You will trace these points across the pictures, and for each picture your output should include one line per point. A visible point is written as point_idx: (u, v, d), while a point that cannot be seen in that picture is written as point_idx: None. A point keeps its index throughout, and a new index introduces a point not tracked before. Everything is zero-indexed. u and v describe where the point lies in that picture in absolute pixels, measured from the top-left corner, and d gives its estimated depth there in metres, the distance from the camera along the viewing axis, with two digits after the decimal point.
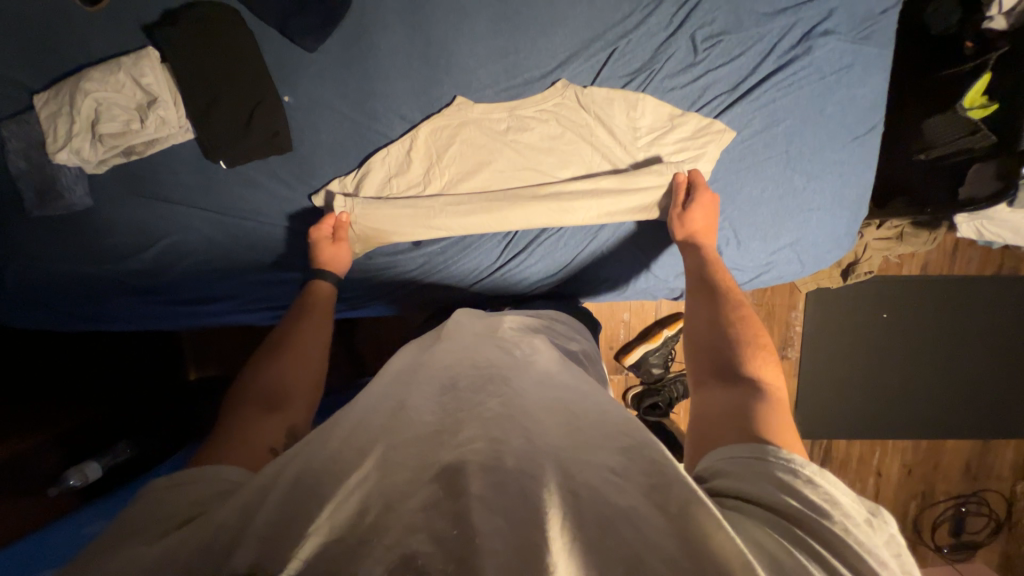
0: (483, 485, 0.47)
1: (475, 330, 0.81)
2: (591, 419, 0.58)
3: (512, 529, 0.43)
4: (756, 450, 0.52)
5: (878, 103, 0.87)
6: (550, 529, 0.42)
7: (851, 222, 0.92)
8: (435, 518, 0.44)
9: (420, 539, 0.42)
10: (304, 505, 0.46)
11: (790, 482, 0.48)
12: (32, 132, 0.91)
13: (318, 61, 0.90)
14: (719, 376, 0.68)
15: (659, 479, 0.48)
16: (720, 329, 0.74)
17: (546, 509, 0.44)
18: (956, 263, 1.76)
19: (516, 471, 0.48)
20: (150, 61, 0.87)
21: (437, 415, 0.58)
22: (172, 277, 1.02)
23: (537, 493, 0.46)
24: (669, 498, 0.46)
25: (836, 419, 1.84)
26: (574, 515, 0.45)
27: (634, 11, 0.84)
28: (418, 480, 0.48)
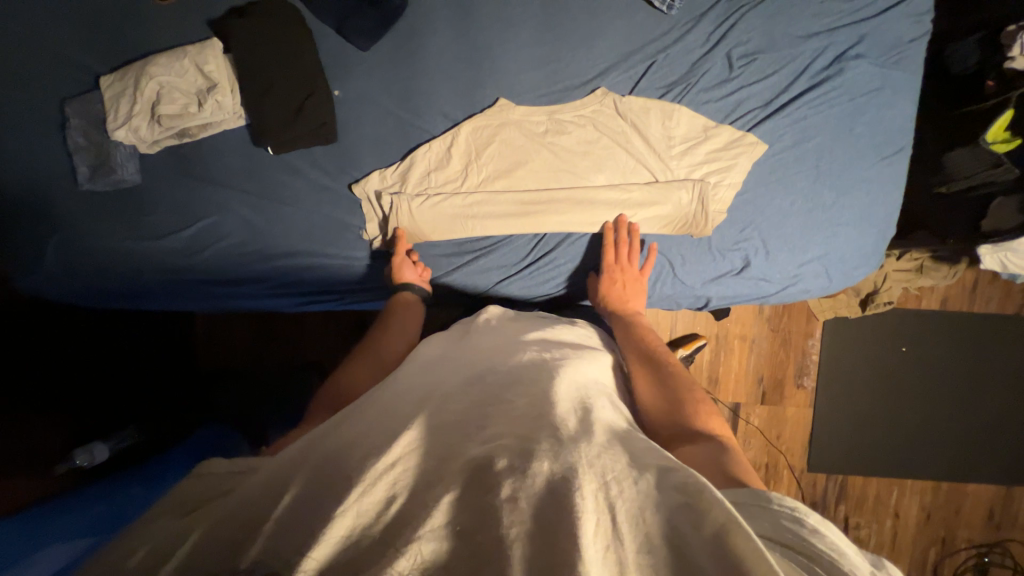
0: (515, 471, 0.47)
1: (499, 331, 0.80)
2: (615, 429, 0.58)
3: (546, 523, 0.42)
4: (761, 498, 0.49)
5: (906, 126, 0.90)
6: (584, 536, 0.40)
7: (878, 239, 0.93)
8: (463, 509, 0.44)
9: (451, 522, 0.43)
10: (335, 480, 0.46)
11: (801, 529, 0.45)
12: (95, 110, 0.96)
13: (371, 60, 0.95)
14: (678, 436, 0.65)
15: (694, 497, 0.44)
16: (663, 389, 0.73)
17: (579, 511, 0.42)
18: (977, 300, 1.75)
19: (549, 464, 0.47)
20: (214, 52, 0.94)
21: (467, 402, 0.58)
22: (204, 259, 1.04)
23: (569, 493, 0.44)
24: (703, 520, 0.42)
25: (852, 454, 1.79)
26: (607, 521, 0.43)
27: (673, 28, 0.89)
28: (443, 467, 0.48)
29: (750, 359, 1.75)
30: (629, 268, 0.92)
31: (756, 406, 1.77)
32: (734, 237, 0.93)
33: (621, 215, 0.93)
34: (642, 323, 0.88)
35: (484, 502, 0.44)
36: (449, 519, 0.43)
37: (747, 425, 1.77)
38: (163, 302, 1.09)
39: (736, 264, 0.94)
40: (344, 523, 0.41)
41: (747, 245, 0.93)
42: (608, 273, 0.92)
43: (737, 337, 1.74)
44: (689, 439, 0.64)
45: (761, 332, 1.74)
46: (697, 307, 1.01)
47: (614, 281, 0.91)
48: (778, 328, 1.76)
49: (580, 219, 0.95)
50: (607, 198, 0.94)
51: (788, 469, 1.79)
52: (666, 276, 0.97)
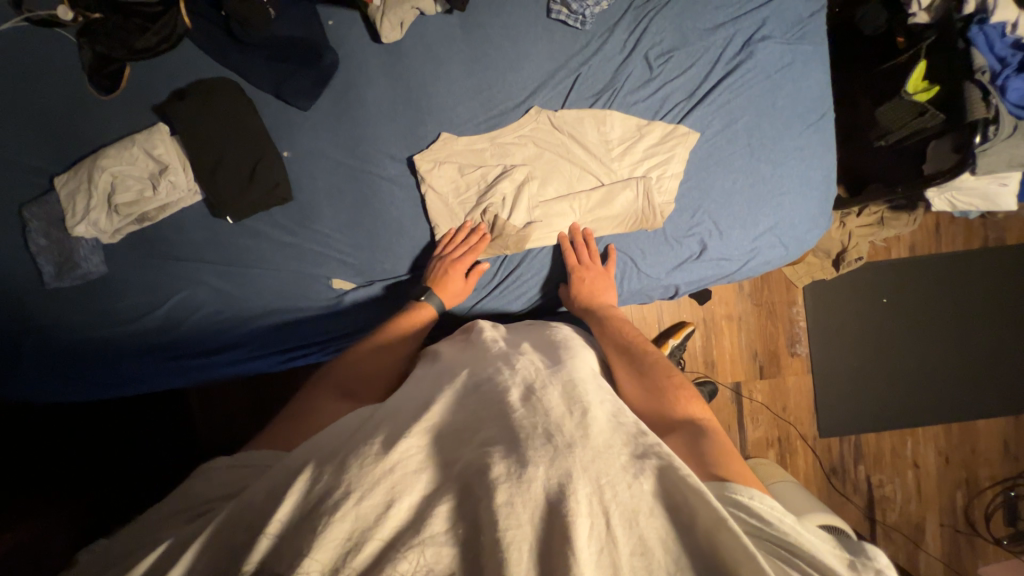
0: (511, 475, 0.47)
1: (471, 343, 0.79)
2: (618, 427, 0.57)
3: (539, 531, 0.44)
4: (731, 488, 0.54)
5: (824, 93, 0.96)
6: (576, 540, 0.42)
7: (822, 200, 0.97)
8: (460, 518, 0.46)
9: (451, 528, 0.45)
10: (323, 502, 0.45)
11: (771, 519, 0.50)
12: (54, 212, 0.99)
13: (312, 118, 0.99)
14: (662, 426, 0.67)
15: (685, 502, 0.48)
16: (644, 380, 0.74)
17: (573, 514, 0.44)
18: (943, 240, 1.80)
19: (544, 468, 0.48)
20: (162, 135, 0.97)
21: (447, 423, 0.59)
22: (184, 333, 1.05)
23: (561, 499, 0.45)
24: (697, 519, 0.47)
25: (858, 412, 1.80)
26: (599, 524, 0.45)
27: (590, 42, 0.95)
28: (439, 480, 0.49)
29: (741, 336, 1.77)
30: (593, 267, 0.94)
31: (756, 381, 1.78)
32: (687, 224, 0.96)
33: (574, 223, 0.96)
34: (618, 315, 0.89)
35: (478, 512, 0.46)
36: (449, 525, 0.45)
37: (752, 402, 1.77)
38: (141, 386, 1.06)
39: (694, 248, 0.97)
40: (346, 524, 0.44)
41: (700, 230, 0.96)
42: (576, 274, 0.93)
43: (723, 317, 1.76)
44: (673, 430, 0.66)
45: (745, 308, 1.76)
46: (669, 297, 1.04)
47: (583, 280, 0.92)
48: (762, 301, 1.78)
49: (539, 233, 0.98)
50: (560, 208, 0.97)
51: (800, 439, 1.79)
52: (631, 272, 0.99)
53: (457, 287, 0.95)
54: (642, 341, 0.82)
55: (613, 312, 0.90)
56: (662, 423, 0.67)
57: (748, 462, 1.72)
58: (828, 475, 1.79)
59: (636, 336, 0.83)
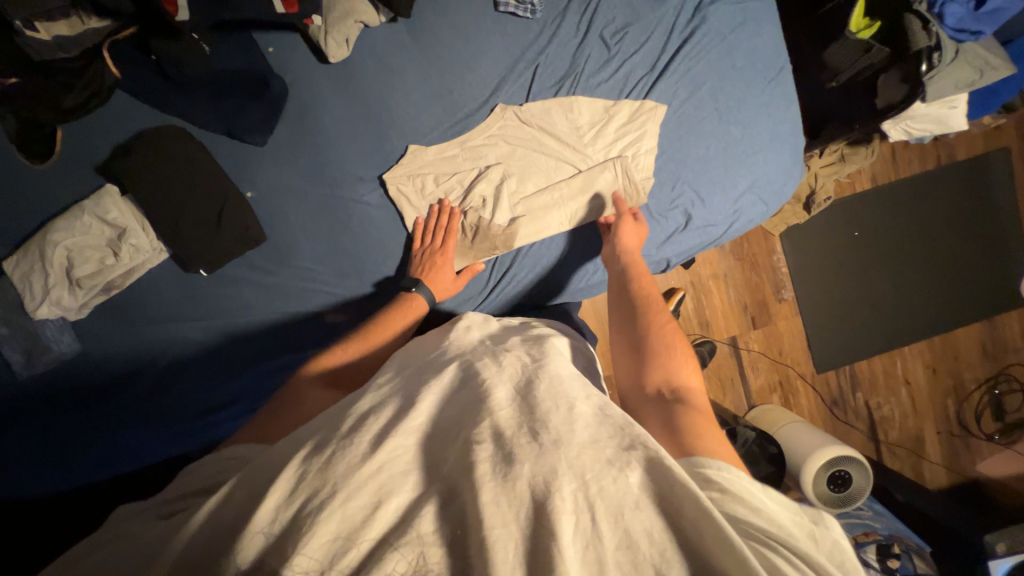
0: (497, 475, 0.45)
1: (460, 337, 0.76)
2: (604, 419, 0.53)
3: (529, 523, 0.42)
4: (697, 462, 0.51)
5: (778, 47, 0.97)
6: (561, 536, 0.40)
7: (792, 153, 0.99)
8: (445, 519, 0.43)
9: (438, 528, 0.42)
10: (305, 509, 0.42)
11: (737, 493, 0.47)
12: (5, 294, 0.91)
13: (271, 152, 0.95)
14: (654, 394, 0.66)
15: (666, 488, 0.44)
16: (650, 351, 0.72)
17: (557, 512, 0.41)
18: (900, 166, 1.87)
19: (530, 470, 0.45)
20: (112, 197, 0.91)
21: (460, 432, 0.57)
22: (175, 398, 0.99)
23: (549, 494, 0.43)
24: (680, 506, 0.43)
25: (848, 343, 1.88)
26: (585, 520, 0.42)
27: (543, 30, 0.93)
28: (427, 478, 0.47)
29: (729, 292, 1.81)
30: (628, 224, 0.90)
31: (750, 332, 1.83)
32: (669, 197, 0.97)
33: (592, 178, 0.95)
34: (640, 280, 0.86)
35: (464, 509, 0.43)
36: (437, 526, 0.42)
37: (750, 352, 1.83)
38: (122, 466, 0.96)
39: (679, 220, 0.98)
40: (329, 530, 0.41)
41: (682, 201, 0.97)
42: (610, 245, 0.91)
43: (710, 277, 1.80)
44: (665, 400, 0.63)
45: (729, 264, 1.80)
46: (661, 271, 1.04)
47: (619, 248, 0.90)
48: (744, 255, 1.82)
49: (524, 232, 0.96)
50: (541, 201, 0.96)
51: (800, 378, 1.86)
52: None
53: (450, 284, 0.94)
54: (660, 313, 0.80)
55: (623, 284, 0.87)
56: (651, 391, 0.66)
57: (756, 410, 1.78)
58: (830, 407, 1.87)
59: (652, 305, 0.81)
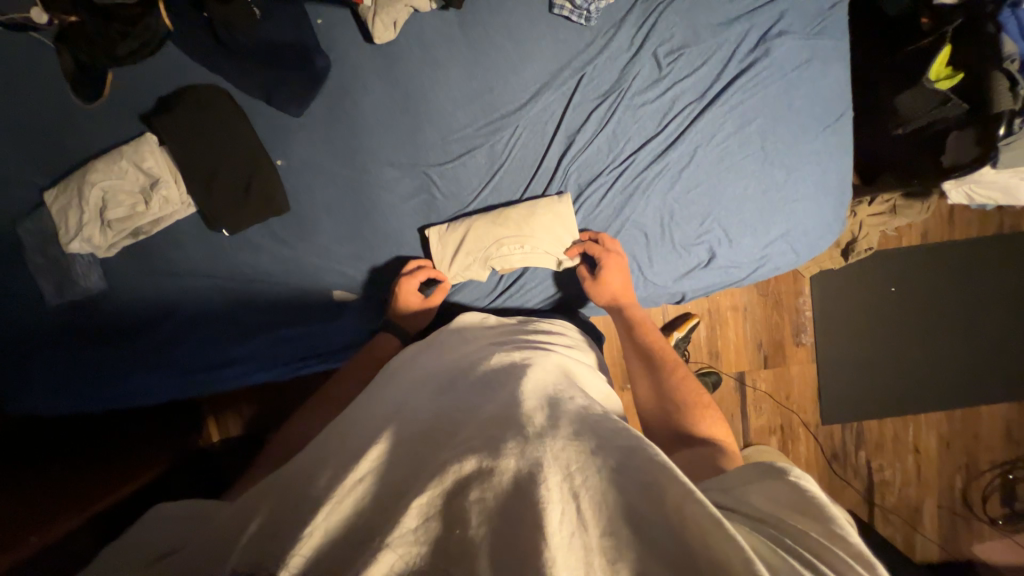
0: (482, 472, 0.44)
1: (463, 345, 0.78)
2: (586, 416, 0.54)
3: (508, 518, 0.41)
4: (775, 472, 0.50)
5: (842, 91, 0.91)
6: (546, 524, 0.39)
7: (836, 207, 0.94)
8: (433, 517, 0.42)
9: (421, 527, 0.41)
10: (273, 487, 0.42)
11: (804, 501, 0.46)
12: (46, 227, 0.96)
13: (305, 124, 0.95)
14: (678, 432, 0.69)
15: (650, 476, 0.43)
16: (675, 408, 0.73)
17: (543, 500, 0.40)
18: (955, 227, 1.76)
19: (513, 460, 0.44)
20: (150, 147, 0.93)
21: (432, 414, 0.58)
22: (187, 346, 1.03)
23: (534, 485, 0.42)
24: (665, 498, 0.42)
25: (862, 401, 1.81)
26: (571, 510, 0.41)
27: (596, 39, 0.89)
28: (413, 477, 0.46)
29: (746, 327, 1.76)
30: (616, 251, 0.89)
31: (760, 370, 1.78)
32: (695, 232, 0.92)
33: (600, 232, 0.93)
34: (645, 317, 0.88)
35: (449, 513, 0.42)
36: (419, 522, 0.41)
37: (755, 391, 1.78)
38: (136, 400, 1.03)
39: (702, 257, 0.94)
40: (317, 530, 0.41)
41: (709, 238, 0.92)
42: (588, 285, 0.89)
43: (729, 308, 1.74)
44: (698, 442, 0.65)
45: (751, 299, 1.75)
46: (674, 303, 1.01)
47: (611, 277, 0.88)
48: (769, 293, 1.76)
49: (538, 252, 0.94)
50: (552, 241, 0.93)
51: (803, 426, 1.80)
52: (637, 280, 0.96)
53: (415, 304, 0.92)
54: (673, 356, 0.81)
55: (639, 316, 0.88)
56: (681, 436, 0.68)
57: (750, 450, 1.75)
58: (830, 461, 1.82)
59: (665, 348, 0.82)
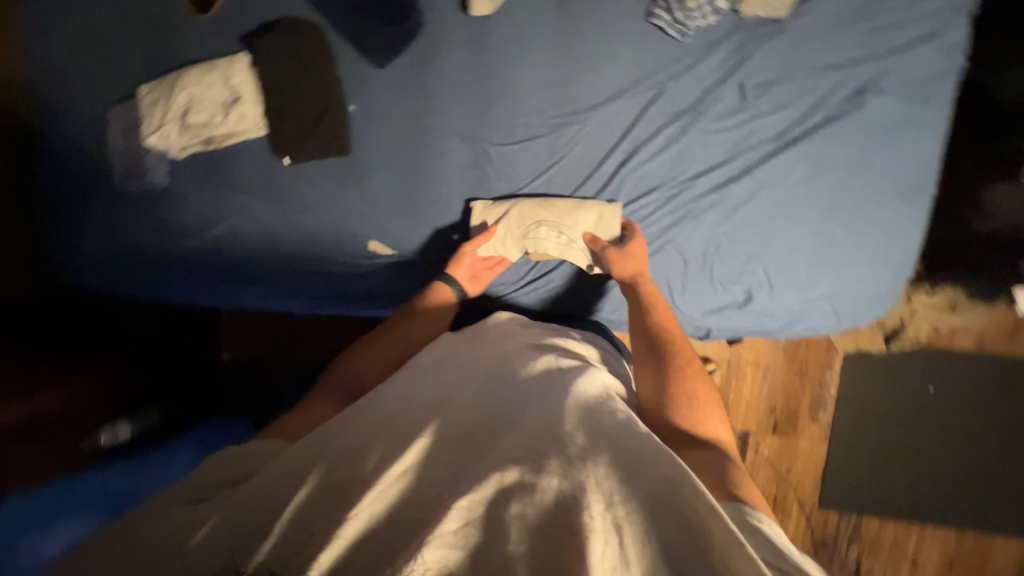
0: (524, 488, 0.48)
1: (505, 341, 0.80)
2: (627, 436, 0.56)
3: (550, 541, 0.44)
4: (740, 515, 0.52)
5: (929, 165, 0.86)
6: (588, 558, 0.42)
7: (892, 280, 0.88)
8: (476, 518, 0.46)
9: (462, 526, 0.45)
10: None
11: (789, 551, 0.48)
12: (132, 118, 1.04)
13: (385, 77, 0.98)
14: (676, 425, 0.68)
15: (688, 520, 0.46)
16: (673, 399, 0.71)
17: (585, 531, 0.44)
18: (1016, 342, 1.63)
19: (557, 480, 0.48)
20: (241, 66, 0.99)
21: (470, 410, 0.60)
22: (225, 259, 1.07)
23: (575, 513, 0.45)
24: (703, 547, 0.44)
25: (867, 495, 1.71)
26: (610, 541, 0.44)
27: (686, 55, 0.87)
28: (457, 479, 0.49)
29: (763, 387, 1.70)
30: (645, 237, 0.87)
31: (767, 434, 1.71)
32: (737, 270, 0.89)
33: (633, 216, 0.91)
34: (661, 302, 0.86)
35: (488, 518, 0.46)
36: (461, 525, 0.45)
37: (756, 454, 1.72)
38: (172, 295, 1.11)
39: (738, 297, 0.90)
40: (367, 519, 0.45)
41: (750, 279, 0.89)
42: (614, 253, 0.86)
43: (750, 363, 1.69)
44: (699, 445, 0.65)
45: (775, 359, 1.68)
46: (697, 337, 0.97)
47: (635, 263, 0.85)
48: (796, 359, 1.69)
49: (574, 248, 0.92)
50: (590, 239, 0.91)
51: (797, 503, 1.72)
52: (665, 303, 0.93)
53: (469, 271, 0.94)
54: (683, 345, 0.79)
55: (655, 296, 0.86)
56: (679, 432, 0.67)
57: None
58: (816, 547, 1.73)
59: (676, 335, 0.80)
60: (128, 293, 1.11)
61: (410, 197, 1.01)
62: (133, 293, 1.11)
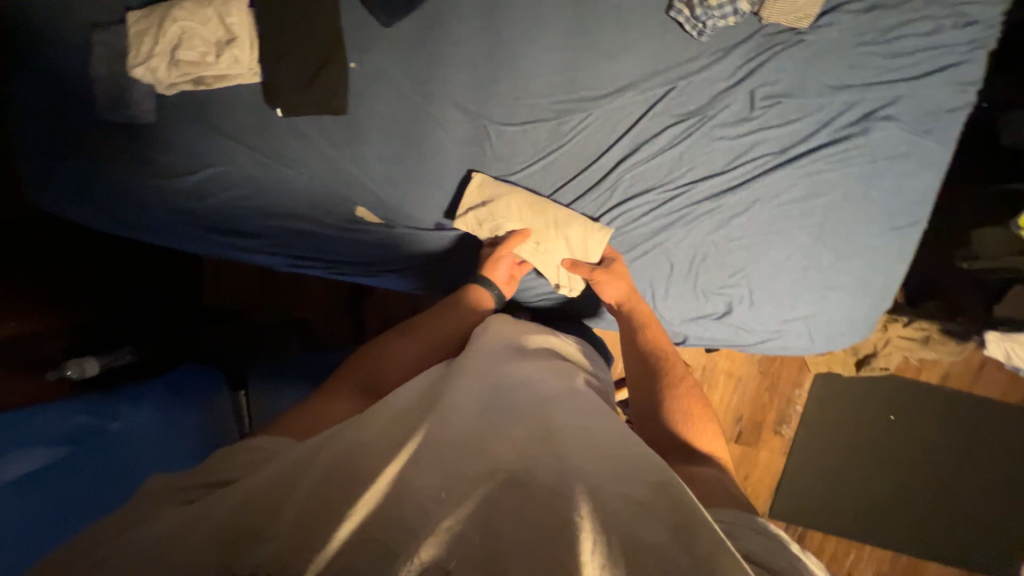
0: (516, 488, 0.52)
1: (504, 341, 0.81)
2: (604, 451, 0.60)
3: (541, 539, 0.47)
4: (745, 521, 0.58)
5: (924, 200, 0.86)
6: (582, 552, 0.45)
7: (870, 309, 0.89)
8: (481, 512, 0.49)
9: (462, 523, 0.48)
10: None
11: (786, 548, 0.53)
12: (119, 45, 0.99)
13: (390, 36, 0.94)
14: (673, 446, 0.75)
15: (675, 520, 0.50)
16: (669, 421, 0.77)
17: (580, 531, 0.47)
18: (979, 382, 1.68)
19: (548, 485, 0.52)
20: (239, 4, 0.93)
21: (462, 412, 0.62)
22: (206, 206, 1.04)
23: (568, 512, 0.49)
24: (692, 542, 0.48)
25: (816, 510, 1.77)
26: (602, 538, 0.48)
27: (701, 55, 0.85)
28: (452, 481, 0.52)
29: (733, 397, 1.73)
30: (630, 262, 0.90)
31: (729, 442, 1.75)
32: (721, 281, 0.89)
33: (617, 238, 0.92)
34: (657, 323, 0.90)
35: (490, 512, 0.49)
36: (460, 521, 0.48)
37: None
38: (143, 235, 1.07)
39: (718, 308, 0.91)
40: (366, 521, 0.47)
41: (733, 291, 0.89)
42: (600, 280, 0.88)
43: (723, 372, 1.72)
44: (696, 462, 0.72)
45: (748, 371, 1.71)
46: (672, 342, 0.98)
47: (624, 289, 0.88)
48: (768, 373, 1.72)
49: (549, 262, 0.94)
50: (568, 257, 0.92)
51: None
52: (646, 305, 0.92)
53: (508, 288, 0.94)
54: (677, 364, 0.85)
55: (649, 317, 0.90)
56: (678, 452, 0.74)
57: None
58: None
59: (670, 355, 0.85)
60: (103, 228, 1.08)
61: (403, 165, 0.99)
62: (108, 229, 1.08)
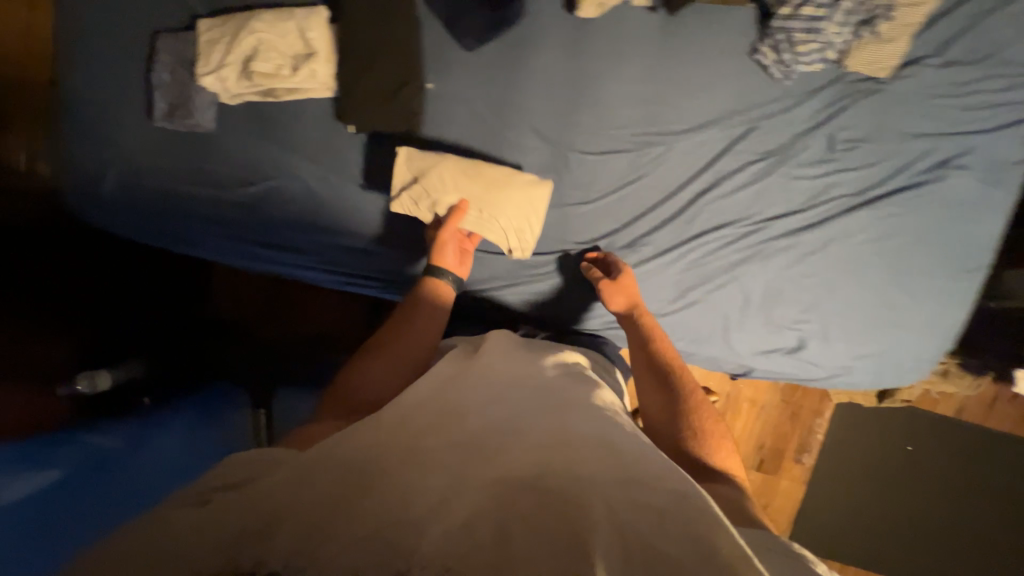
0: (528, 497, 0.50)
1: (513, 354, 0.81)
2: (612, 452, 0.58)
3: (544, 545, 0.46)
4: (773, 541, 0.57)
5: (989, 245, 0.89)
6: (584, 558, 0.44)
7: (936, 349, 0.92)
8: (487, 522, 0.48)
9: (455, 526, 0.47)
10: None
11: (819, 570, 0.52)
12: (185, 52, 0.97)
13: (470, 60, 0.94)
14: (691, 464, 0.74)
15: (699, 530, 0.49)
16: (682, 439, 0.76)
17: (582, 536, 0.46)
18: (993, 416, 1.73)
19: (557, 489, 0.51)
20: (318, 19, 0.92)
21: (475, 424, 0.62)
22: (261, 219, 1.02)
23: (577, 520, 0.48)
24: (705, 551, 0.46)
25: (833, 538, 1.80)
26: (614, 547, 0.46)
27: (784, 97, 0.87)
28: (456, 487, 0.51)
29: (755, 424, 1.75)
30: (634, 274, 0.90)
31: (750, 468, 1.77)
32: (794, 317, 0.90)
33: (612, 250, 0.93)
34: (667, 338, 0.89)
35: (497, 521, 0.48)
36: (455, 527, 0.47)
37: None
38: (195, 248, 1.05)
39: (790, 343, 0.92)
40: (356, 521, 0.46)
41: (806, 328, 0.90)
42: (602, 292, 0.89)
43: (746, 400, 1.74)
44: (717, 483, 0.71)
45: (772, 399, 1.73)
46: (736, 373, 0.99)
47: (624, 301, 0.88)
48: (791, 401, 1.75)
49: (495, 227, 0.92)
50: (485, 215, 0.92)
51: None
52: (717, 337, 0.93)
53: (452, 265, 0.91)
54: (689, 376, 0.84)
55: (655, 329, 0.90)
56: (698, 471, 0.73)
57: None
58: None
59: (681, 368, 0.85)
60: (153, 239, 1.04)
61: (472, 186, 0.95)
62: (159, 240, 1.05)
